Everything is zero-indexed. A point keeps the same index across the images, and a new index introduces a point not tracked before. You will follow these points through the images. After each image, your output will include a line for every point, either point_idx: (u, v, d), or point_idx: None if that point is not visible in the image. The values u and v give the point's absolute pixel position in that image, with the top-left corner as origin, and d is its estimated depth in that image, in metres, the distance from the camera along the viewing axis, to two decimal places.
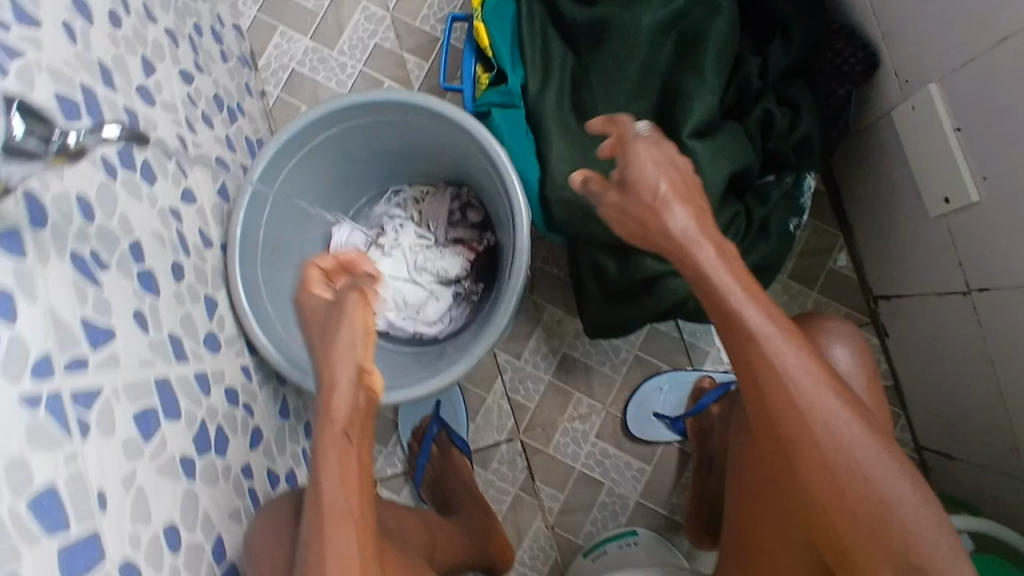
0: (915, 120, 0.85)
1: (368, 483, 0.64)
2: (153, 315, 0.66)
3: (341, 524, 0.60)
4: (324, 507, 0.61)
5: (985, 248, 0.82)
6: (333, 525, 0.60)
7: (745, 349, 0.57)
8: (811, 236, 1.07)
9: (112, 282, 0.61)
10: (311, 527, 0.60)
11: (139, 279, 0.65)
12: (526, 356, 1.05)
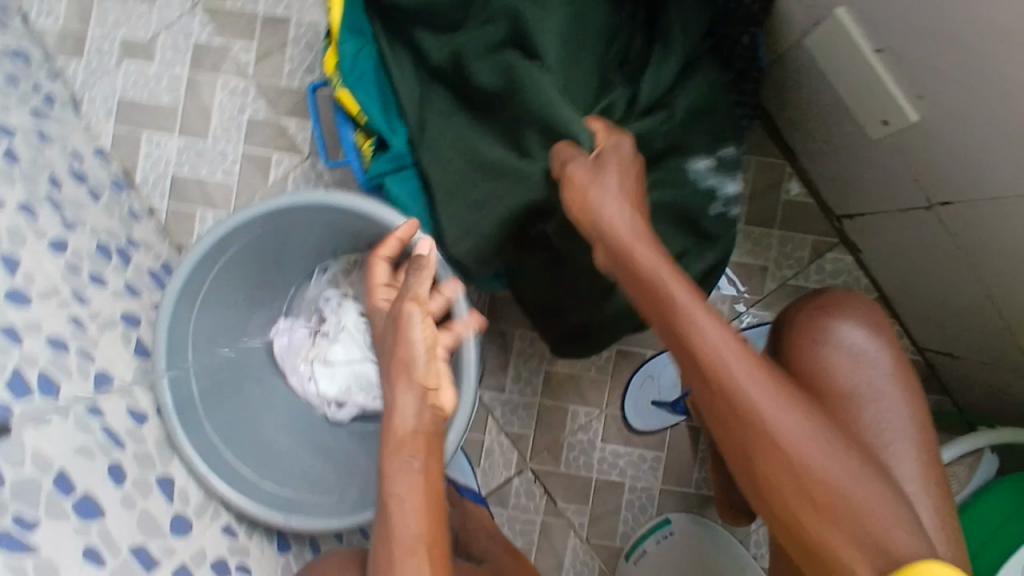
0: (829, 47, 0.77)
1: (443, 513, 0.60)
2: (106, 542, 0.62)
3: (409, 551, 0.56)
4: (394, 533, 0.57)
5: (937, 165, 0.76)
6: (400, 553, 0.56)
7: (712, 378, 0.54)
8: (757, 173, 1.01)
9: (49, 537, 0.57)
10: (377, 557, 0.57)
11: (76, 510, 0.61)
12: (509, 389, 1.04)
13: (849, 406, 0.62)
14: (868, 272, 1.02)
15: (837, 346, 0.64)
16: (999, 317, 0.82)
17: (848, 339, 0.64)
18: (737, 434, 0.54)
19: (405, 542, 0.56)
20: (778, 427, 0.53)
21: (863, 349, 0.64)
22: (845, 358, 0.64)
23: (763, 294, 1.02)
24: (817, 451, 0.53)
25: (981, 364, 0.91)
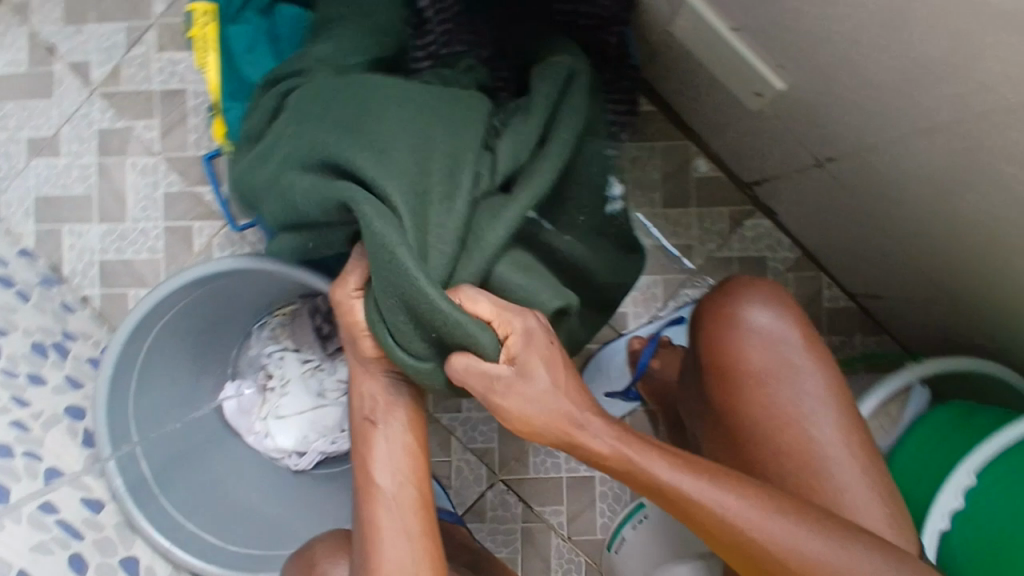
0: (693, 31, 0.79)
1: (424, 470, 0.68)
2: None
3: (401, 506, 0.64)
4: (377, 493, 0.65)
5: (813, 125, 0.78)
6: (386, 509, 0.64)
7: (690, 518, 0.59)
8: (664, 158, 1.04)
9: None
10: (364, 513, 0.64)
11: None
12: (465, 408, 1.07)
13: (785, 414, 0.69)
14: (788, 232, 1.05)
15: (750, 332, 0.71)
16: (907, 254, 0.85)
17: (759, 322, 0.71)
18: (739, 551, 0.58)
19: (389, 478, 0.65)
20: (778, 544, 0.57)
21: (770, 328, 0.71)
22: (762, 345, 0.71)
23: (692, 271, 1.05)
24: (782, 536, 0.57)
25: (905, 301, 0.94)
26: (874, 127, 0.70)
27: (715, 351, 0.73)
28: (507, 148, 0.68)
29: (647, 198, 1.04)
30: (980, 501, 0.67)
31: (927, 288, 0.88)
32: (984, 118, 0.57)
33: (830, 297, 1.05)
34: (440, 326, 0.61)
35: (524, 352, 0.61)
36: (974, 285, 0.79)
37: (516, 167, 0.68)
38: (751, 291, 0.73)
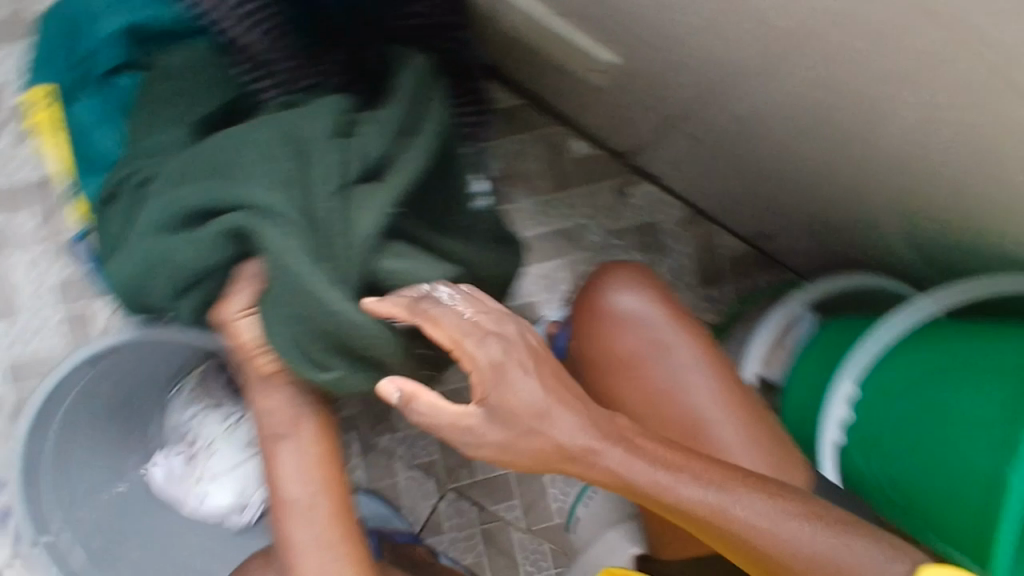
0: (524, 21, 0.82)
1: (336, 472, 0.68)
2: None
3: (309, 513, 0.65)
4: (287, 502, 0.65)
5: (654, 88, 0.81)
6: (298, 515, 0.64)
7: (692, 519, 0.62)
8: (540, 146, 1.07)
9: None
10: (276, 522, 0.65)
11: None
12: (401, 427, 1.07)
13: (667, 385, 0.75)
14: (673, 192, 1.08)
15: (620, 316, 0.76)
16: (774, 189, 0.88)
17: (629, 305, 0.76)
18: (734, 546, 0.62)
19: (300, 488, 0.65)
20: (783, 544, 0.61)
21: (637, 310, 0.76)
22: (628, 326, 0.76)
23: (591, 249, 1.07)
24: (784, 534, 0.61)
25: (789, 233, 0.98)
26: (697, 79, 0.73)
27: (591, 341, 0.78)
28: (369, 143, 0.66)
29: (531, 187, 1.06)
30: (863, 407, 0.72)
31: (803, 214, 0.91)
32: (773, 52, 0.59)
33: (726, 245, 1.09)
34: (344, 328, 0.61)
35: (494, 387, 0.59)
36: (837, 204, 0.83)
37: (379, 162, 0.67)
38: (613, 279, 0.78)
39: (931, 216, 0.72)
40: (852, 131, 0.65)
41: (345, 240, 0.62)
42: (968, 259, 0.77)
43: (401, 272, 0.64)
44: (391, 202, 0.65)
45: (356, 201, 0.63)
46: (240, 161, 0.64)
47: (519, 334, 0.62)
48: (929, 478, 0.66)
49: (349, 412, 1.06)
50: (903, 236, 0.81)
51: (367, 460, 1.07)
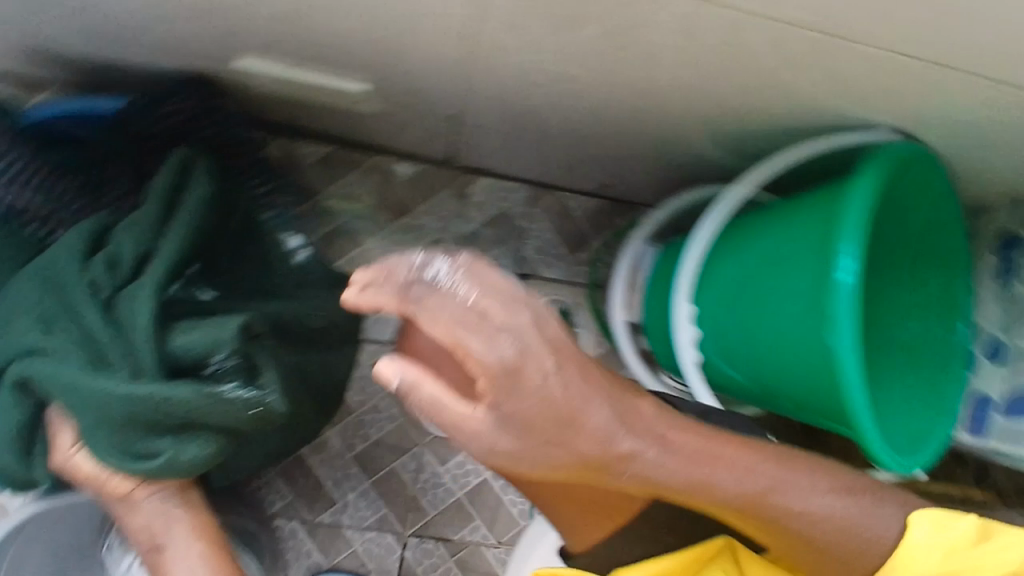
0: (272, 79, 0.80)
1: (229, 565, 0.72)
2: None
3: None
4: None
5: (420, 97, 0.80)
6: None
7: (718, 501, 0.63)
8: (364, 180, 1.05)
9: None
10: None
11: None
12: (341, 497, 1.05)
13: None
14: (507, 174, 1.08)
15: None
16: (579, 139, 0.88)
17: None
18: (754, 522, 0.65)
19: None
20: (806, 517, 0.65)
21: None
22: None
23: (452, 259, 1.07)
24: (806, 506, 0.65)
25: (621, 173, 0.98)
26: (447, 74, 0.73)
27: None
28: (123, 244, 0.73)
29: (375, 222, 1.05)
30: (704, 326, 0.71)
31: (623, 154, 0.91)
32: (476, 21, 0.59)
33: (578, 206, 1.10)
34: (148, 407, 0.66)
35: (506, 396, 0.51)
36: (638, 135, 0.83)
37: (141, 257, 0.73)
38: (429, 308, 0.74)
39: (711, 117, 0.73)
40: (592, 63, 0.64)
41: (128, 331, 0.69)
42: (769, 143, 0.78)
43: (189, 342, 0.69)
44: (157, 283, 0.71)
45: (129, 299, 0.70)
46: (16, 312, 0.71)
47: (536, 324, 0.52)
48: (776, 378, 0.65)
49: (282, 502, 1.03)
50: (707, 143, 0.82)
51: (319, 540, 1.04)
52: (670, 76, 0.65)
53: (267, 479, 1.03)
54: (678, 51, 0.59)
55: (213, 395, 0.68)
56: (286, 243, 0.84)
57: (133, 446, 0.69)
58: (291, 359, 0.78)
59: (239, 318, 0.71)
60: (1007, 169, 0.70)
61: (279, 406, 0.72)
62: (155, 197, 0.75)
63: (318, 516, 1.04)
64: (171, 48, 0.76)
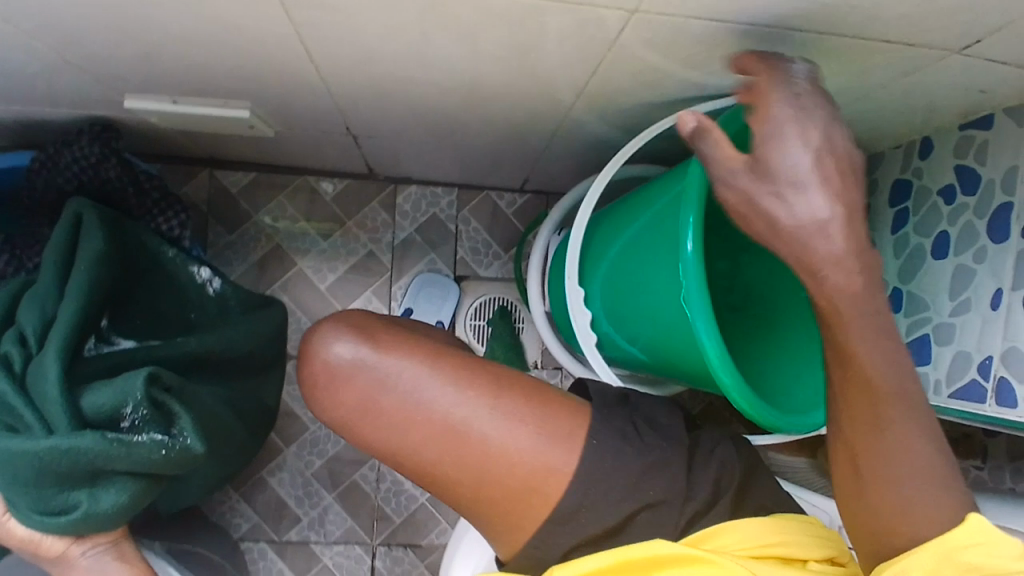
0: (164, 119, 0.83)
1: None
2: None
3: None
4: None
5: (306, 118, 0.84)
6: None
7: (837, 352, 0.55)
8: (293, 203, 1.08)
9: None
10: None
11: None
12: (304, 513, 1.08)
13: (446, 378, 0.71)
14: (431, 180, 1.11)
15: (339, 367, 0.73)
16: (475, 140, 0.91)
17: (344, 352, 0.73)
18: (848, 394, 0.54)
19: None
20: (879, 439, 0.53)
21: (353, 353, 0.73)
22: (354, 379, 0.72)
23: (388, 269, 1.10)
24: (893, 439, 0.53)
25: (532, 166, 1.01)
26: (316, 89, 0.75)
27: (321, 394, 0.75)
28: (27, 314, 0.74)
29: (308, 242, 1.08)
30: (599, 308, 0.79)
31: (526, 147, 0.93)
32: (313, 37, 0.62)
33: (508, 203, 1.13)
34: (62, 461, 0.69)
35: (766, 149, 0.53)
36: (526, 127, 0.84)
37: (46, 323, 0.75)
38: (335, 331, 0.75)
39: (578, 103, 0.75)
40: (434, 67, 0.67)
41: (36, 395, 0.71)
42: (646, 121, 0.80)
43: (97, 399, 0.72)
44: (60, 346, 0.72)
45: (35, 371, 0.71)
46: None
47: (827, 142, 0.53)
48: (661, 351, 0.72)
49: (248, 524, 1.06)
50: (590, 128, 0.83)
51: (288, 559, 1.06)
52: (516, 66, 0.66)
53: (232, 504, 1.07)
54: (507, 44, 0.61)
55: (125, 444, 0.70)
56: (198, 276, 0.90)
57: (52, 500, 0.71)
58: (206, 396, 0.83)
59: (147, 371, 0.73)
60: (870, 119, 0.69)
61: (196, 448, 0.75)
62: (53, 265, 0.77)
63: (285, 534, 1.07)
64: (62, 103, 0.81)
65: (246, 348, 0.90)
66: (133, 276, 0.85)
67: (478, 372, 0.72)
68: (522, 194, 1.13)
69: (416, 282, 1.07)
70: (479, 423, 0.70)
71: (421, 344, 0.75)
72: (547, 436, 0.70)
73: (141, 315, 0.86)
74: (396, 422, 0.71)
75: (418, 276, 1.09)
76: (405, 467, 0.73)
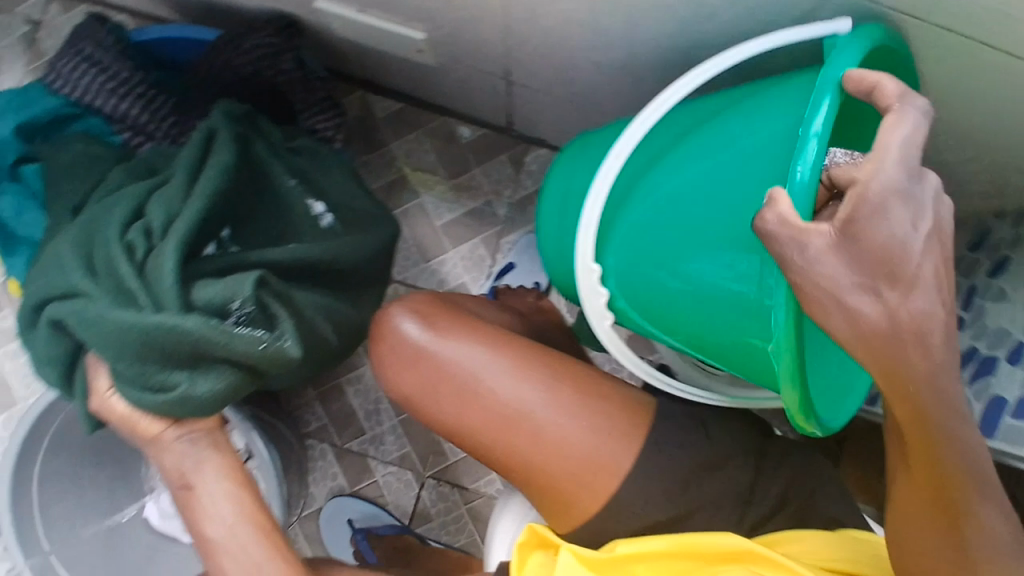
0: (344, 26, 0.89)
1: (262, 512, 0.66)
2: None
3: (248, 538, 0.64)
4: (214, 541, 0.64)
5: (472, 55, 0.88)
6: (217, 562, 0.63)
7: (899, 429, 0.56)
8: (430, 139, 1.13)
9: None
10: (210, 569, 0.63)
11: None
12: (368, 428, 1.13)
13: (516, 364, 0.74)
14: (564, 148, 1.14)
15: (404, 343, 0.77)
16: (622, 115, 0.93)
17: (411, 331, 0.76)
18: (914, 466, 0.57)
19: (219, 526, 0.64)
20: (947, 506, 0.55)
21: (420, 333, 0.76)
22: (423, 359, 0.75)
23: (503, 221, 1.13)
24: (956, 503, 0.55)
25: None
26: (491, 26, 0.79)
27: (390, 369, 0.78)
28: (156, 207, 0.74)
29: (434, 177, 1.13)
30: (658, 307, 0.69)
31: None
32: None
33: None
34: (165, 342, 0.65)
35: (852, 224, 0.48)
36: None
37: (172, 217, 0.74)
38: (403, 309, 0.78)
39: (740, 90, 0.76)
40: (617, 25, 0.70)
41: (153, 280, 0.69)
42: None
43: (204, 291, 0.68)
44: (180, 238, 0.71)
45: (153, 260, 0.70)
46: (56, 268, 0.71)
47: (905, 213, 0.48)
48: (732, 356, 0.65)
49: (317, 424, 1.12)
50: None
51: (345, 466, 1.12)
52: (694, 33, 0.68)
53: (307, 402, 1.13)
54: (694, 5, 0.63)
55: (229, 330, 0.65)
56: (312, 210, 0.86)
57: (148, 380, 0.67)
58: (310, 309, 0.80)
59: (258, 272, 0.68)
60: None
61: (294, 351, 0.68)
62: (188, 168, 0.77)
63: (346, 441, 1.12)
64: None
65: (356, 270, 0.88)
66: (257, 190, 0.85)
67: (555, 373, 0.73)
68: None
69: (526, 239, 1.11)
70: (546, 411, 0.71)
71: (499, 337, 0.76)
72: (619, 434, 0.71)
73: (258, 233, 0.84)
74: (463, 408, 0.74)
75: (529, 234, 1.12)
76: (478, 453, 0.75)
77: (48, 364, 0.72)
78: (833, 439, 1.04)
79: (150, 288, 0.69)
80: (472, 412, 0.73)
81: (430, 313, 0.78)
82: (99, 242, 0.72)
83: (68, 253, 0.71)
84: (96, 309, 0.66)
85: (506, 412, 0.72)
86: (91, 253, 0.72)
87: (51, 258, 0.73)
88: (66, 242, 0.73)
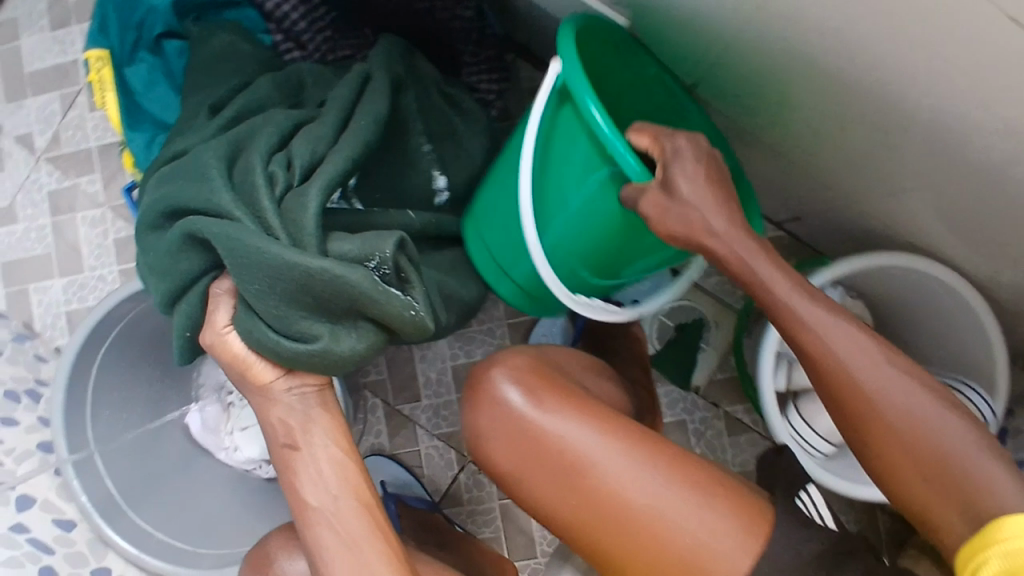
0: None
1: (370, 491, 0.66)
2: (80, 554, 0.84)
3: (349, 513, 0.64)
4: (312, 509, 0.64)
5: (668, 53, 0.81)
6: (312, 532, 0.63)
7: (828, 386, 0.58)
8: None
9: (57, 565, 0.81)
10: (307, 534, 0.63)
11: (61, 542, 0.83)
12: (425, 396, 1.09)
13: (638, 444, 0.62)
14: None
15: (499, 409, 0.65)
16: (794, 164, 0.87)
17: (507, 396, 0.65)
18: (852, 410, 0.57)
19: (323, 496, 0.64)
20: (897, 417, 0.55)
21: (519, 400, 0.64)
22: (525, 430, 0.64)
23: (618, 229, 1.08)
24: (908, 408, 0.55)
25: (816, 215, 0.95)
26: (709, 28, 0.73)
27: (478, 433, 0.67)
28: (301, 143, 0.69)
29: None
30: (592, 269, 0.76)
31: (830, 196, 0.89)
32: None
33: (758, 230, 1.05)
34: (309, 285, 0.61)
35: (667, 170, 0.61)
36: (864, 176, 0.80)
37: (315, 158, 0.69)
38: (503, 367, 0.67)
39: (954, 176, 0.70)
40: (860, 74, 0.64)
41: (294, 221, 0.64)
42: (995, 224, 0.75)
43: (341, 240, 0.64)
44: (324, 180, 0.66)
45: (293, 199, 0.65)
46: (196, 179, 0.67)
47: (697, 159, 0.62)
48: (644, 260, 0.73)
49: (376, 377, 1.10)
50: (930, 208, 0.78)
51: (391, 425, 1.09)
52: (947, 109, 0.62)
53: None
54: (969, 77, 0.57)
55: (376, 288, 0.61)
56: (434, 183, 0.81)
57: (286, 323, 0.63)
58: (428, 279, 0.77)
59: (401, 234, 0.63)
60: None
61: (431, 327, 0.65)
62: (340, 109, 0.72)
63: (400, 403, 1.09)
64: None
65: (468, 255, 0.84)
66: (394, 143, 0.79)
67: (675, 467, 0.60)
68: (776, 231, 1.04)
69: None
70: (671, 506, 0.59)
71: (612, 422, 0.63)
72: (746, 559, 0.57)
73: (386, 190, 0.79)
74: (565, 501, 0.62)
75: None
76: (586, 556, 0.63)
77: (167, 276, 0.68)
78: (893, 546, 0.99)
79: (290, 226, 0.64)
80: (581, 495, 0.61)
81: (537, 372, 0.67)
82: (244, 165, 0.68)
83: (210, 167, 0.67)
84: (241, 237, 0.62)
85: (621, 502, 0.60)
86: (235, 173, 0.68)
87: (190, 168, 0.69)
88: (206, 155, 0.68)
